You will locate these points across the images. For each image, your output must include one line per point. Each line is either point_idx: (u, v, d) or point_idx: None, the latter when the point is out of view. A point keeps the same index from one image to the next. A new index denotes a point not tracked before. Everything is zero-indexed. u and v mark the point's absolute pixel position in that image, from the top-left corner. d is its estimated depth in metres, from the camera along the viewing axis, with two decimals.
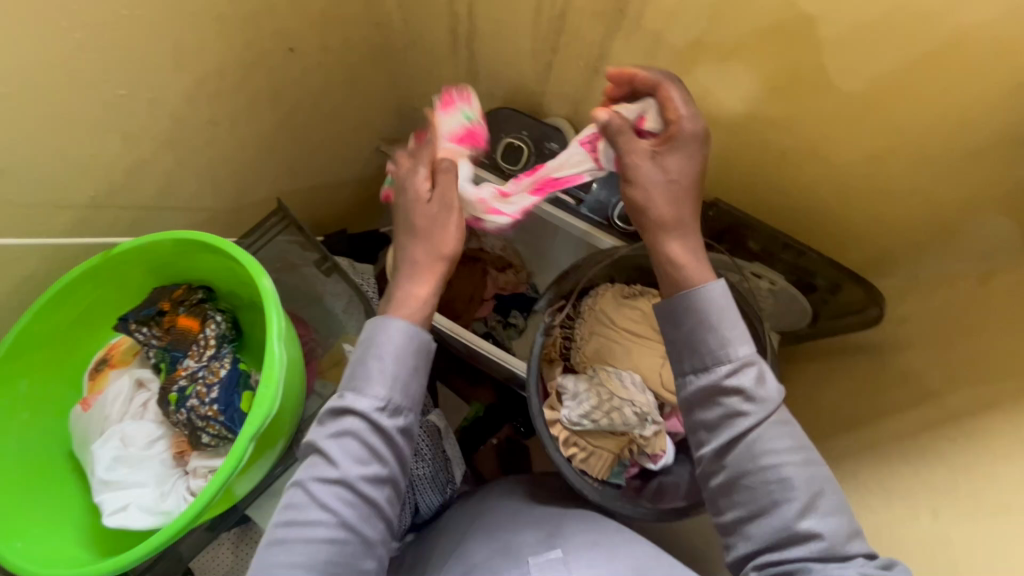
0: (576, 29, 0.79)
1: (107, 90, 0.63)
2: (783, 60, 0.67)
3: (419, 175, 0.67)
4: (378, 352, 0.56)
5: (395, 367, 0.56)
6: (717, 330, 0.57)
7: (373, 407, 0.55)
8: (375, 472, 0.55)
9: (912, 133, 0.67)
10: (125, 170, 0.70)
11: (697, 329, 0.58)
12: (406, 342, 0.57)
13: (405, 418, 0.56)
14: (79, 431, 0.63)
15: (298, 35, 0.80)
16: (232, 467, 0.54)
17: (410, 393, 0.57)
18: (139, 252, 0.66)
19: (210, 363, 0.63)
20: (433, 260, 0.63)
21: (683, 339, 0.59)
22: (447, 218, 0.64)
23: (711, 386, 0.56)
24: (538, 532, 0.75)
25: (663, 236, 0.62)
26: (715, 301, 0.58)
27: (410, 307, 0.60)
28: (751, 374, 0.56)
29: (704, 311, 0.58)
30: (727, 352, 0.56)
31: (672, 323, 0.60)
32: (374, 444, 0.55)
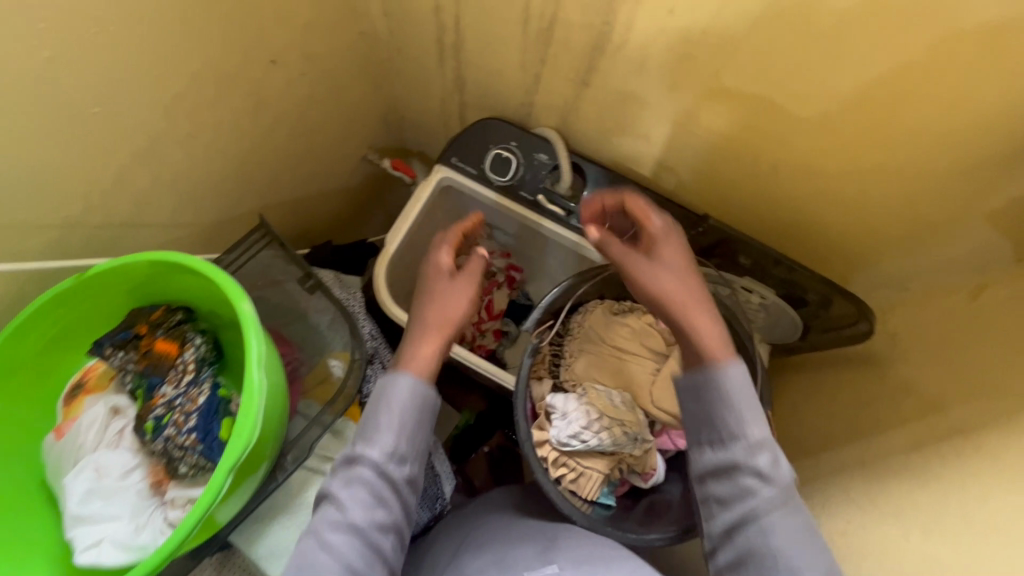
0: (564, 41, 0.78)
1: (80, 107, 0.61)
2: (774, 75, 0.66)
3: (440, 251, 0.76)
4: (388, 405, 0.63)
5: (403, 419, 0.63)
6: (734, 411, 0.61)
7: (382, 457, 0.62)
8: (382, 518, 0.60)
9: (902, 149, 0.67)
10: (100, 188, 0.68)
11: (713, 409, 0.63)
12: (413, 395, 0.64)
13: (410, 465, 0.63)
14: (52, 462, 0.61)
15: (281, 46, 0.78)
16: (210, 501, 0.52)
17: (414, 443, 0.63)
18: (113, 274, 0.64)
19: (188, 390, 0.61)
20: (442, 323, 0.70)
21: (702, 414, 0.63)
22: (461, 291, 0.73)
23: (724, 462, 0.61)
24: (535, 545, 0.72)
25: (690, 314, 0.66)
26: (732, 382, 0.62)
27: (418, 364, 0.66)
28: (765, 457, 0.60)
29: (722, 391, 0.62)
30: (741, 433, 0.61)
31: (690, 395, 0.65)
32: (382, 492, 0.61)
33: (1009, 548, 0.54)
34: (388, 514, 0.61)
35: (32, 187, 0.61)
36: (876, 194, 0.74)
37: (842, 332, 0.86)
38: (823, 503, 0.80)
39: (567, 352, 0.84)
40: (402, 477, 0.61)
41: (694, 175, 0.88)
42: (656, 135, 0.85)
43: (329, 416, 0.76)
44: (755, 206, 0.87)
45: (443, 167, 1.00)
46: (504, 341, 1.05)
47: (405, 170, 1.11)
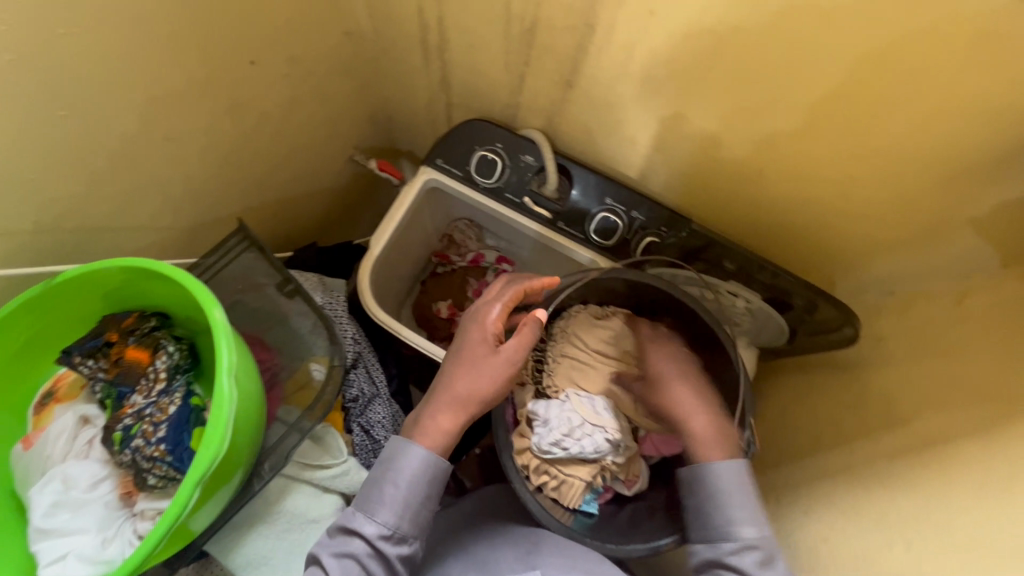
0: (548, 43, 0.77)
1: (47, 110, 0.59)
2: (758, 77, 0.65)
3: (492, 311, 0.70)
4: (397, 477, 0.62)
5: (409, 496, 0.62)
6: (724, 508, 0.64)
7: (378, 534, 0.60)
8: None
9: (888, 153, 0.66)
10: (71, 192, 0.67)
11: (706, 502, 0.66)
12: (423, 472, 0.62)
13: (407, 547, 0.61)
14: (20, 472, 0.60)
15: (260, 47, 0.77)
16: (176, 515, 0.51)
17: (417, 524, 0.62)
18: (84, 279, 0.63)
19: (159, 399, 0.60)
20: (468, 399, 0.65)
21: (698, 508, 0.66)
22: (500, 363, 0.67)
23: (715, 560, 0.62)
24: (519, 547, 0.72)
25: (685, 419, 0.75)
26: (724, 480, 0.65)
27: (432, 437, 0.64)
28: (753, 557, 0.61)
29: (713, 487, 0.66)
30: (731, 531, 0.62)
31: (689, 490, 0.68)
32: (373, 570, 0.59)
33: (991, 560, 0.53)
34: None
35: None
36: (862, 198, 0.73)
37: (829, 336, 0.85)
38: (808, 508, 0.79)
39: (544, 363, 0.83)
40: (395, 559, 0.59)
41: (681, 177, 0.87)
42: (643, 138, 0.84)
43: (308, 422, 0.74)
44: (742, 209, 0.86)
45: (429, 168, 0.99)
46: None
47: (392, 171, 1.10)
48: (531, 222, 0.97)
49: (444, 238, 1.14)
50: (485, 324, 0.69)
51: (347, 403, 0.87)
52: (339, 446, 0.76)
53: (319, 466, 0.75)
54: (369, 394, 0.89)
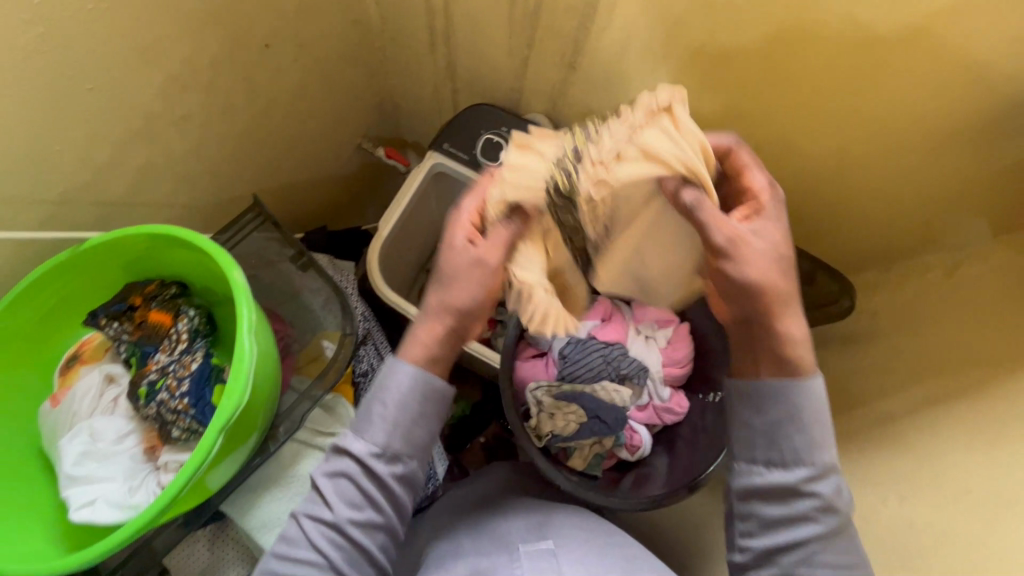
0: (551, 24, 0.80)
1: (76, 85, 0.62)
2: (751, 53, 0.68)
3: (464, 212, 0.62)
4: (383, 396, 0.59)
5: (397, 415, 0.58)
6: (808, 432, 0.55)
7: (368, 452, 0.58)
8: (368, 517, 0.57)
9: (878, 125, 0.69)
10: (94, 166, 0.70)
11: (781, 422, 0.55)
12: (413, 390, 0.59)
13: (401, 466, 0.58)
14: (47, 427, 0.63)
15: (274, 30, 0.80)
16: (201, 460, 0.54)
17: (411, 442, 0.59)
18: (111, 246, 0.66)
19: (182, 357, 0.63)
20: (441, 306, 0.60)
21: (765, 429, 0.56)
22: (467, 262, 0.59)
23: (784, 484, 0.55)
24: (527, 520, 0.75)
25: (776, 315, 0.56)
26: (811, 403, 0.55)
27: (414, 348, 0.60)
28: (830, 483, 0.55)
29: (796, 409, 0.55)
30: (808, 458, 0.55)
31: (756, 405, 0.57)
32: (367, 489, 0.58)
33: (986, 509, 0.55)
34: (376, 513, 0.58)
35: (29, 163, 0.63)
36: (858, 172, 0.75)
37: (827, 310, 0.86)
38: None
39: (619, 126, 0.56)
40: (388, 479, 0.57)
41: None
42: None
43: (320, 389, 0.77)
44: None
45: (435, 153, 1.01)
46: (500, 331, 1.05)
47: (399, 159, 1.14)
48: None
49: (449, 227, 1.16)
50: (460, 220, 0.61)
51: (356, 376, 0.87)
52: (350, 416, 0.79)
53: (330, 433, 0.77)
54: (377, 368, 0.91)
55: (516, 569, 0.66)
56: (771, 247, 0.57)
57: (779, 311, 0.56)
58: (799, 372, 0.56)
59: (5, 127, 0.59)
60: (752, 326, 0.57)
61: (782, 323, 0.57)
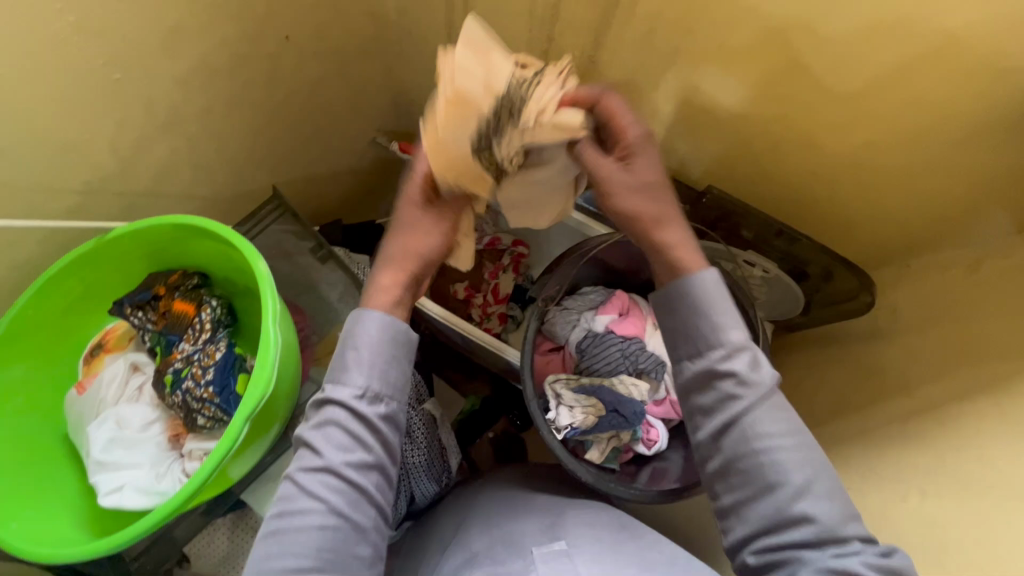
0: (571, 18, 0.79)
1: (102, 76, 0.63)
2: (775, 47, 0.67)
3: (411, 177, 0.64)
4: (356, 340, 0.56)
5: (374, 354, 0.55)
6: (712, 316, 0.55)
7: (352, 396, 0.54)
8: (360, 458, 0.53)
9: (902, 120, 0.68)
10: (118, 156, 0.70)
11: (690, 317, 0.55)
12: (382, 329, 0.56)
13: (385, 404, 0.55)
14: (73, 415, 0.64)
15: (294, 22, 0.80)
16: (228, 447, 0.55)
17: (392, 380, 0.56)
18: (136, 235, 0.66)
19: (206, 347, 0.63)
20: (406, 252, 0.61)
21: (678, 326, 0.56)
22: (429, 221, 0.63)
23: (705, 370, 0.54)
24: (541, 521, 0.74)
25: (653, 234, 0.58)
26: (708, 289, 0.55)
27: (380, 296, 0.58)
28: (744, 358, 0.53)
29: (697, 297, 0.55)
30: (718, 337, 0.54)
31: (667, 310, 0.58)
32: (356, 430, 0.54)
33: (1009, 506, 0.54)
34: (368, 454, 0.54)
35: (55, 153, 0.64)
36: (882, 169, 0.75)
37: (842, 306, 0.87)
38: None
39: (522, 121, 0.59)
40: (375, 420, 0.54)
41: (699, 154, 0.89)
42: (662, 113, 0.86)
43: None
44: (763, 183, 0.87)
45: None
46: (510, 324, 1.04)
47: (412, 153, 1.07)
48: None
49: None
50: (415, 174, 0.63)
51: None
52: None
53: None
54: None
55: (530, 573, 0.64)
56: (645, 180, 0.58)
57: (657, 231, 0.58)
58: (689, 271, 0.57)
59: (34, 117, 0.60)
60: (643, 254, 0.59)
61: (661, 235, 0.58)
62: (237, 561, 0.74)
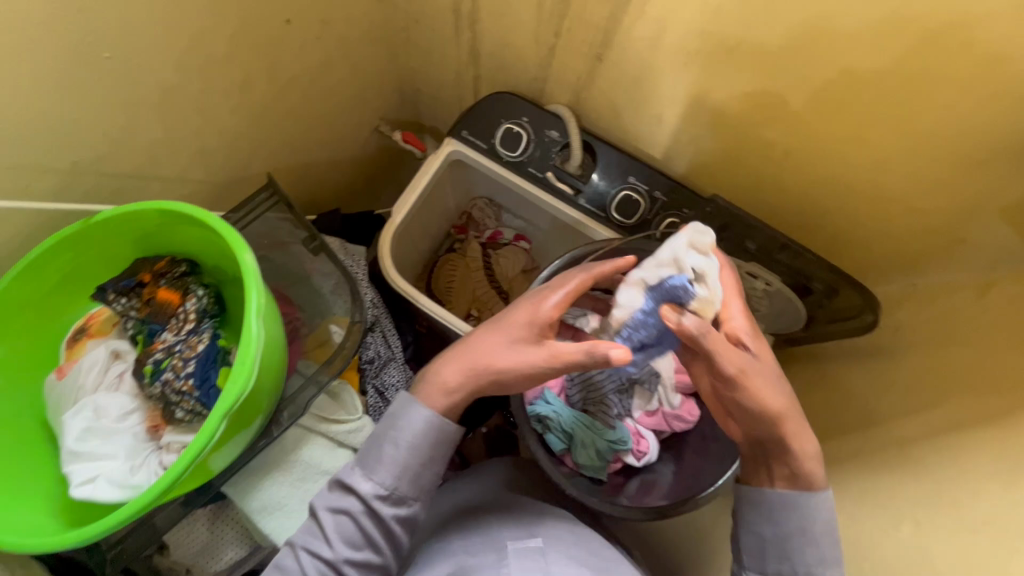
0: (581, 14, 0.77)
1: (92, 54, 0.61)
2: (793, 53, 0.64)
3: (551, 297, 0.61)
4: (395, 438, 0.61)
5: (405, 459, 0.60)
6: (819, 549, 0.60)
7: (374, 494, 0.60)
8: (363, 558, 0.60)
9: (923, 133, 0.65)
10: (106, 136, 0.68)
11: (793, 536, 0.60)
12: (424, 434, 0.61)
13: (405, 508, 0.61)
14: (52, 399, 0.63)
15: (296, 6, 0.78)
16: (204, 443, 0.53)
17: (416, 485, 0.61)
18: (122, 219, 0.65)
19: (189, 338, 0.63)
20: (482, 367, 0.60)
21: (779, 536, 0.61)
22: (531, 354, 0.59)
23: None
24: (519, 518, 0.72)
25: (793, 440, 0.61)
26: (822, 521, 0.61)
27: (433, 393, 0.61)
28: None
29: (807, 526, 0.60)
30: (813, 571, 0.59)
31: (769, 514, 0.62)
32: (368, 531, 0.60)
33: (1006, 546, 0.52)
34: (375, 554, 0.60)
35: (43, 133, 0.62)
36: (896, 185, 0.72)
37: (847, 323, 0.84)
38: None
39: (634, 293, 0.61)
40: (390, 521, 0.60)
41: (707, 160, 0.86)
42: (670, 116, 0.83)
43: (326, 375, 0.76)
44: (769, 192, 0.84)
45: (453, 140, 0.99)
46: None
47: (416, 144, 1.11)
48: (551, 199, 0.97)
49: (463, 215, 1.14)
50: (542, 305, 0.61)
51: (362, 363, 0.88)
52: (355, 403, 0.79)
53: (334, 420, 0.77)
54: (384, 356, 0.91)
55: (503, 569, 0.63)
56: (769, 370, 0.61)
57: (795, 433, 0.60)
58: (807, 488, 0.61)
59: (18, 95, 0.58)
60: (770, 451, 0.62)
61: (798, 442, 0.61)
62: (218, 551, 0.74)
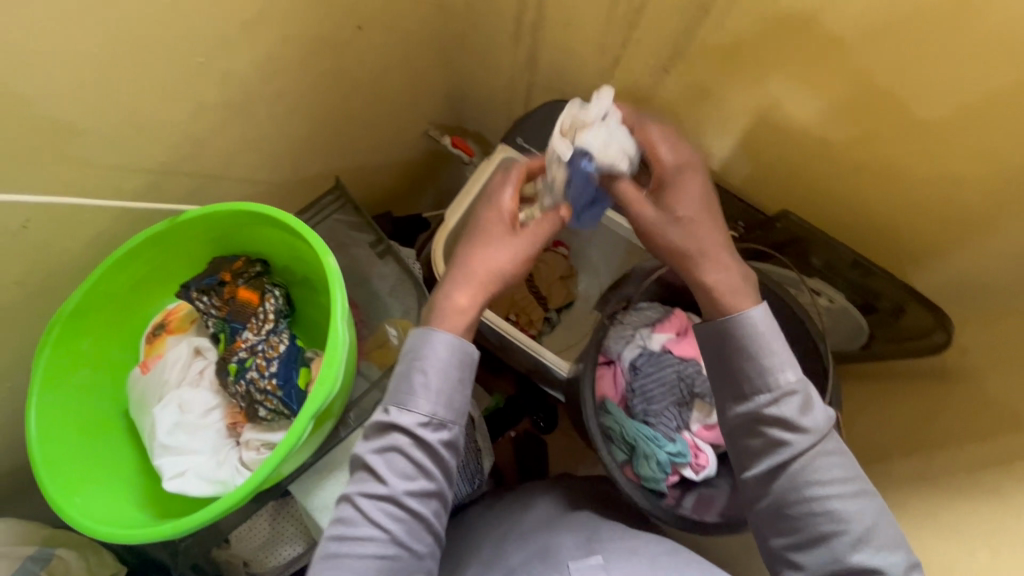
0: (650, 25, 0.77)
1: (187, 59, 0.63)
2: (872, 71, 0.64)
3: (505, 194, 0.66)
4: (423, 364, 0.55)
5: (439, 381, 0.55)
6: (759, 358, 0.54)
7: (417, 423, 0.55)
8: (422, 487, 0.55)
9: (1005, 154, 0.63)
10: (189, 139, 0.70)
11: (737, 355, 0.55)
12: (450, 355, 0.55)
13: (449, 431, 0.55)
14: (137, 393, 0.66)
15: (367, 12, 0.79)
16: (294, 443, 0.55)
17: (455, 405, 0.56)
18: (205, 219, 0.67)
19: (269, 338, 0.66)
20: (486, 273, 0.59)
21: (719, 365, 0.57)
22: (519, 239, 0.61)
23: (752, 417, 0.55)
24: (575, 535, 0.73)
25: (701, 268, 0.59)
26: (756, 327, 0.55)
27: (450, 316, 0.57)
28: (795, 402, 0.54)
29: (745, 338, 0.55)
30: (767, 382, 0.54)
31: (709, 349, 0.58)
32: (420, 459, 0.55)
33: None
34: (430, 482, 0.55)
35: (132, 125, 0.64)
36: (969, 206, 0.71)
37: (915, 342, 0.82)
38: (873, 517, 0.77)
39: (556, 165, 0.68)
40: (438, 446, 0.54)
41: (763, 172, 0.86)
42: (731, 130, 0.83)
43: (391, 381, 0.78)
44: (833, 210, 0.83)
45: (507, 146, 0.97)
46: (547, 327, 1.05)
47: (464, 149, 1.11)
48: None
49: None
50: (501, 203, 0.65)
51: None
52: None
53: None
54: None
55: None
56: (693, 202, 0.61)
57: (714, 265, 0.59)
58: (736, 310, 0.56)
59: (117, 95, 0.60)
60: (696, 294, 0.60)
61: (715, 275, 0.58)
62: (277, 547, 0.75)
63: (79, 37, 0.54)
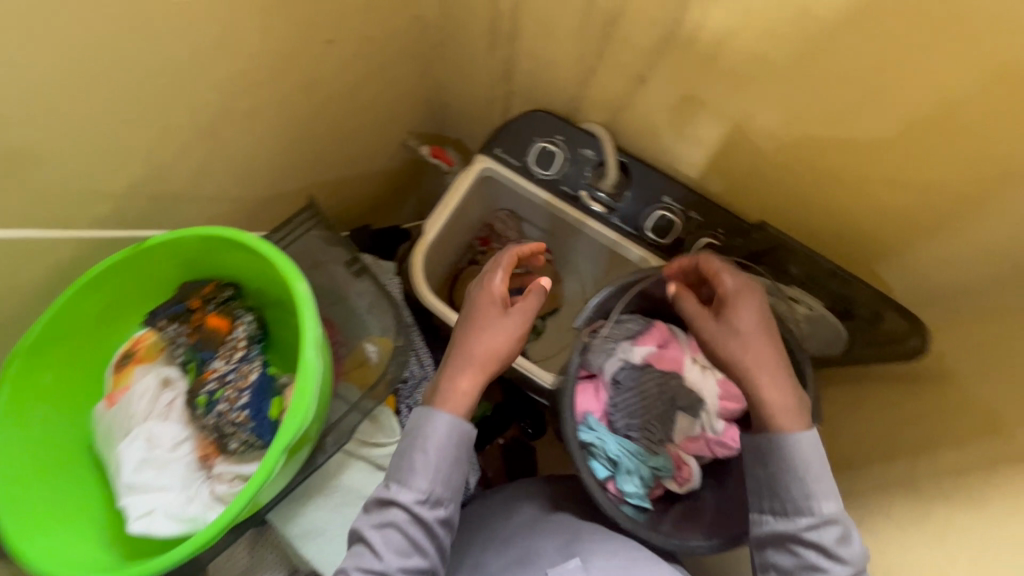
0: (626, 36, 0.76)
1: (148, 81, 0.61)
2: (846, 81, 0.64)
3: (494, 277, 0.66)
4: (423, 445, 0.59)
5: (438, 463, 0.59)
6: (804, 482, 0.58)
7: (414, 500, 0.58)
8: (416, 565, 0.57)
9: (978, 165, 0.64)
10: (153, 160, 0.68)
11: (782, 474, 0.59)
12: (449, 438, 0.59)
13: (444, 509, 0.59)
14: (104, 428, 0.65)
15: (338, 25, 0.77)
16: (263, 478, 0.54)
17: (451, 485, 0.60)
18: (169, 245, 0.65)
19: (240, 366, 0.67)
20: (486, 358, 0.62)
21: (767, 479, 0.60)
22: (510, 322, 0.64)
23: (789, 534, 0.58)
24: (557, 538, 0.72)
25: (753, 373, 0.61)
26: (805, 454, 0.58)
27: (454, 401, 0.60)
28: (834, 532, 0.57)
29: (792, 458, 0.59)
30: (810, 507, 0.57)
31: (756, 462, 0.61)
32: (416, 535, 0.57)
33: None
34: (423, 559, 0.57)
35: (91, 148, 0.61)
36: (944, 214, 0.71)
37: (892, 349, 0.81)
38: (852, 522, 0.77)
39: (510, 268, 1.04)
40: (435, 524, 0.57)
41: (743, 178, 0.85)
42: (709, 138, 0.83)
43: (371, 402, 0.76)
44: (810, 216, 0.84)
45: (485, 157, 0.96)
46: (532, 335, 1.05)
47: (444, 158, 1.09)
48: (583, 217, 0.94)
49: (485, 228, 1.07)
50: (490, 287, 0.66)
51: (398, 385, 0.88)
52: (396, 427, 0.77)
53: (375, 444, 0.76)
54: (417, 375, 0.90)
55: None
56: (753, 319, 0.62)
57: (764, 378, 0.60)
58: (784, 430, 0.60)
59: (74, 120, 0.58)
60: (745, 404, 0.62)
61: (762, 386, 0.60)
62: None
63: (31, 63, 0.51)
